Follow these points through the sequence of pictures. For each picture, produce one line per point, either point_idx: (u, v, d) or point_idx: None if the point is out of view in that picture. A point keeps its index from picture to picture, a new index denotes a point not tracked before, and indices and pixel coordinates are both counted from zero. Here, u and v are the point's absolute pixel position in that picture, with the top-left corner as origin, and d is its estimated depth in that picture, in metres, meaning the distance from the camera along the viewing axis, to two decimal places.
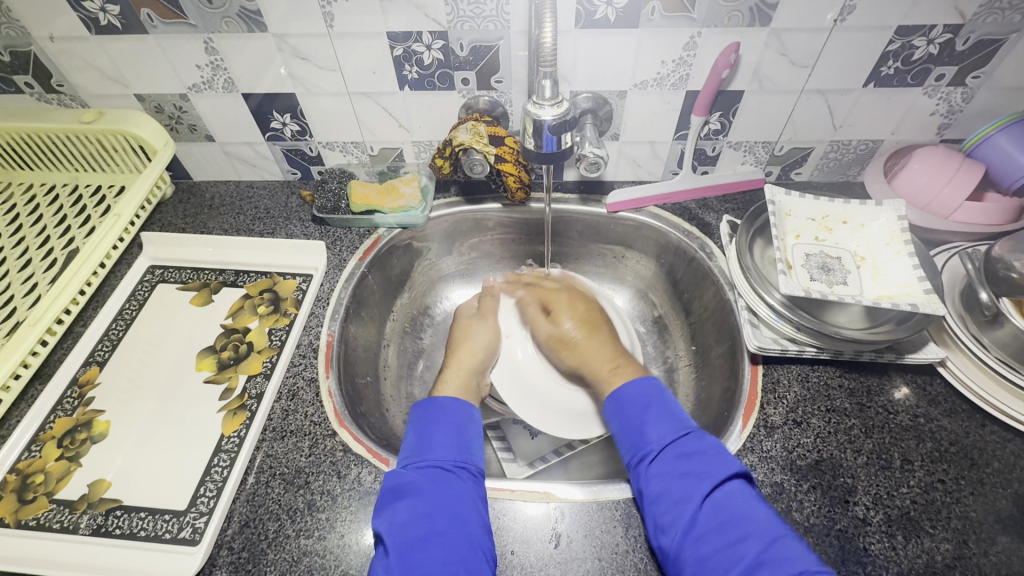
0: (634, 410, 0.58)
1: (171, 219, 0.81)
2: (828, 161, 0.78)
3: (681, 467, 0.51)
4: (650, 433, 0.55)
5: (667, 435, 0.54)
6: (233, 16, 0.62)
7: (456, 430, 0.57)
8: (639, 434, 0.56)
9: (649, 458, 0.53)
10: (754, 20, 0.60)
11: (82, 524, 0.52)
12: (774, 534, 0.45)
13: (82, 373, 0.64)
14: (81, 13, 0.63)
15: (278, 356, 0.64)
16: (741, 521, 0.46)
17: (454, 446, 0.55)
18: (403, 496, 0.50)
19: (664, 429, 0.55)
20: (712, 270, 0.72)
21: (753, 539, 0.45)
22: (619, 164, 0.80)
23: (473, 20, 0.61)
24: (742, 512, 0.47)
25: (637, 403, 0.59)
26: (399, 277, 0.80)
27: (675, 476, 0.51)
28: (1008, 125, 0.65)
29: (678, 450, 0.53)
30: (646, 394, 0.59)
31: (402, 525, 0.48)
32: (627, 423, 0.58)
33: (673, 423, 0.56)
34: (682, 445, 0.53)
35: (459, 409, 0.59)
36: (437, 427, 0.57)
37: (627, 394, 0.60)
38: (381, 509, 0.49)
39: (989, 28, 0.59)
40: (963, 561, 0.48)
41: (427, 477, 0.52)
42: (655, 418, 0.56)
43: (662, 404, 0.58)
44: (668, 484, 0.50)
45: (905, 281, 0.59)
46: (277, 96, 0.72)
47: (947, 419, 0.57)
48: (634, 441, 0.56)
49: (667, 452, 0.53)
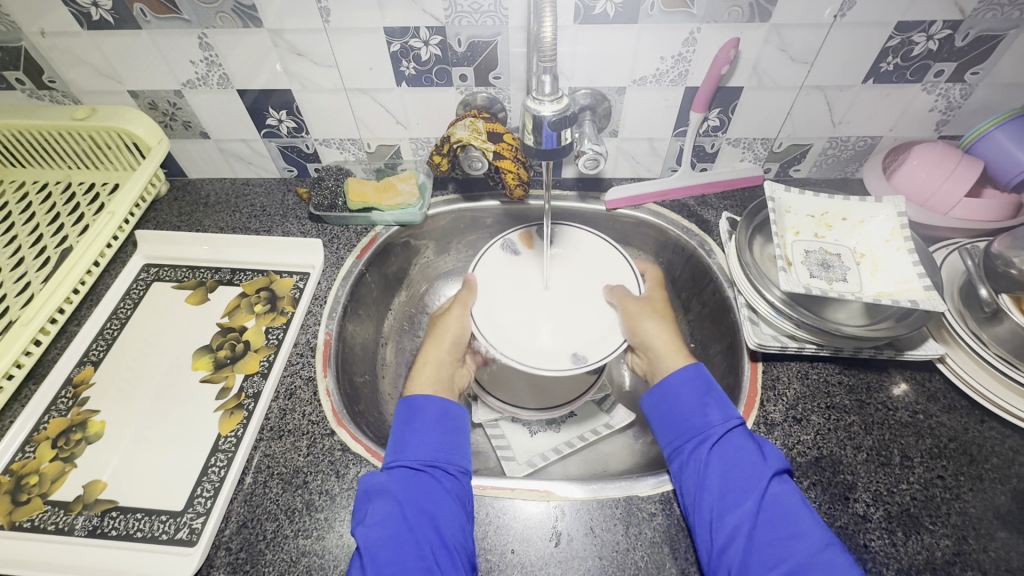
0: (693, 392, 0.56)
1: (166, 217, 0.80)
2: (827, 158, 0.78)
3: (741, 455, 0.50)
4: (709, 416, 0.53)
5: (729, 419, 0.53)
6: (227, 11, 0.62)
7: (429, 428, 0.55)
8: (699, 416, 0.54)
9: (710, 440, 0.52)
10: (753, 16, 0.60)
11: (77, 526, 0.52)
12: (828, 538, 0.45)
13: (76, 373, 0.63)
14: (72, 8, 0.62)
15: (275, 355, 0.64)
16: (795, 521, 0.46)
17: (425, 445, 0.53)
18: (375, 496, 0.49)
19: (724, 414, 0.53)
20: (711, 267, 0.72)
21: (807, 540, 0.45)
22: (617, 161, 0.79)
23: (471, 15, 0.61)
24: (796, 510, 0.47)
25: (698, 385, 0.56)
26: (397, 275, 0.80)
27: (734, 463, 0.50)
28: (1006, 122, 0.65)
29: (738, 438, 0.51)
30: (704, 378, 0.57)
31: (374, 525, 0.47)
32: (685, 403, 0.55)
33: (729, 408, 0.54)
34: (743, 433, 0.52)
35: (430, 404, 0.57)
36: (410, 426, 0.55)
37: (683, 377, 0.57)
38: (358, 509, 0.49)
39: (988, 25, 0.59)
40: (963, 557, 0.48)
41: (397, 478, 0.51)
42: (712, 403, 0.55)
43: (716, 390, 0.56)
44: (727, 472, 0.49)
45: (905, 277, 0.59)
46: (273, 92, 0.71)
47: (946, 415, 0.57)
48: (689, 423, 0.54)
49: (728, 437, 0.52)
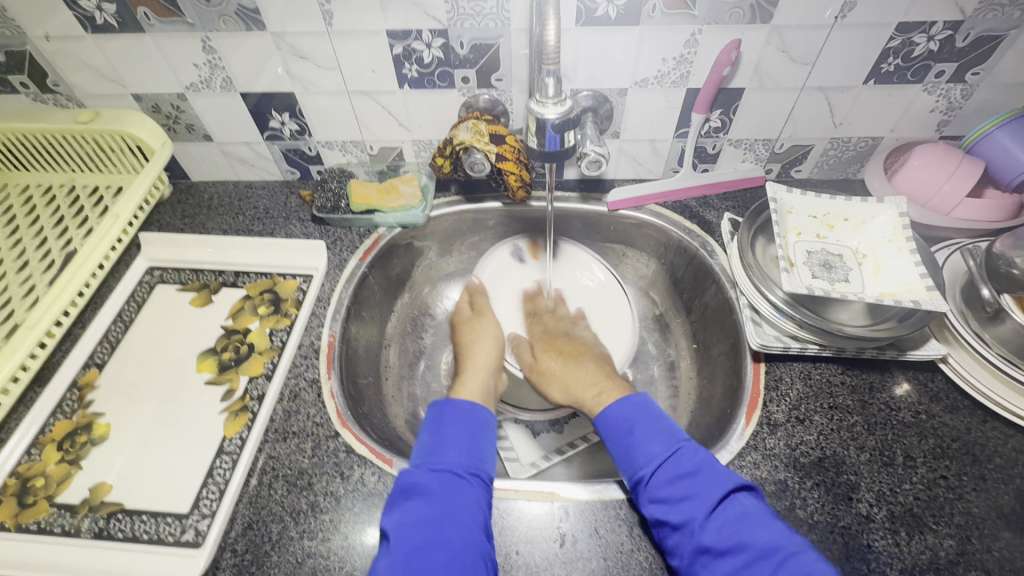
0: (619, 433, 0.56)
1: (170, 220, 0.81)
2: (828, 159, 0.78)
3: (676, 491, 0.49)
4: (638, 457, 0.53)
5: (657, 455, 0.53)
6: (230, 14, 0.62)
7: (470, 434, 0.56)
8: (627, 458, 0.54)
9: (643, 482, 0.52)
10: (754, 17, 0.60)
11: (83, 527, 0.52)
12: (784, 551, 0.44)
13: (82, 375, 0.63)
14: (76, 12, 0.62)
15: (279, 357, 0.64)
16: (746, 540, 0.45)
17: (464, 452, 0.54)
18: (413, 496, 0.50)
19: (652, 451, 0.53)
20: (713, 268, 0.72)
21: (762, 561, 0.44)
22: (619, 162, 0.80)
23: (474, 18, 0.61)
24: (747, 530, 0.46)
25: (622, 424, 0.57)
26: (400, 277, 0.80)
27: (672, 501, 0.49)
28: (1008, 122, 0.65)
29: (671, 472, 0.51)
30: (628, 413, 0.57)
31: (409, 526, 0.47)
32: (615, 445, 0.56)
33: (662, 441, 0.54)
34: (675, 465, 0.51)
35: (474, 412, 0.58)
36: (451, 430, 0.56)
37: (612, 418, 0.57)
38: (391, 507, 0.49)
39: (988, 25, 0.59)
40: (966, 557, 0.48)
41: (438, 481, 0.51)
42: (643, 439, 0.54)
43: (648, 423, 0.56)
44: (666, 511, 0.49)
45: (907, 277, 0.59)
46: (275, 95, 0.71)
47: (949, 415, 0.57)
48: (625, 464, 0.54)
49: (659, 474, 0.51)
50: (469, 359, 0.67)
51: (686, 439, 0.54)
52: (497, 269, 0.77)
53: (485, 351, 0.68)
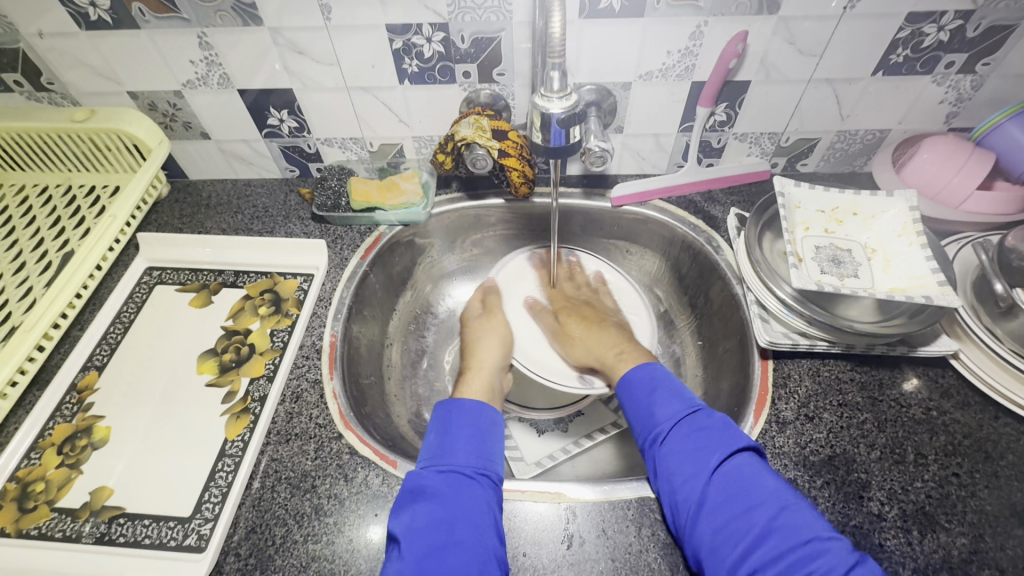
0: (642, 392, 0.57)
1: (168, 219, 0.80)
2: (835, 152, 0.77)
3: (690, 442, 0.51)
4: (658, 413, 0.55)
5: (676, 412, 0.54)
6: (227, 9, 0.61)
7: (477, 435, 0.55)
8: (648, 416, 0.55)
9: (660, 436, 0.53)
10: (761, 8, 0.59)
11: (84, 532, 0.51)
12: (783, 503, 0.45)
13: (81, 378, 0.63)
14: (70, 9, 0.61)
15: (281, 358, 0.63)
16: (750, 492, 0.46)
17: (471, 452, 0.53)
18: (422, 498, 0.49)
19: (671, 409, 0.54)
20: (719, 264, 0.71)
21: (760, 510, 0.45)
22: (623, 158, 0.79)
23: (475, 11, 0.60)
24: (750, 482, 0.47)
25: (644, 383, 0.58)
26: (401, 275, 0.79)
27: (684, 452, 0.50)
28: (1018, 113, 0.64)
29: (687, 427, 0.52)
30: (652, 373, 0.59)
31: (419, 530, 0.46)
32: (637, 404, 0.57)
33: (681, 400, 0.55)
34: (692, 421, 0.52)
35: (481, 413, 0.58)
36: (458, 431, 0.55)
37: (635, 378, 0.59)
38: (399, 510, 0.48)
39: (1000, 14, 0.58)
40: (980, 555, 0.47)
41: (447, 483, 0.50)
42: (663, 398, 0.56)
43: (669, 384, 0.57)
44: (679, 461, 0.50)
45: (918, 273, 0.58)
46: (273, 91, 0.70)
47: (960, 412, 0.56)
48: (644, 421, 0.55)
49: (677, 429, 0.52)
50: (474, 359, 0.67)
51: (704, 403, 0.55)
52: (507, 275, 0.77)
53: (490, 349, 0.67)
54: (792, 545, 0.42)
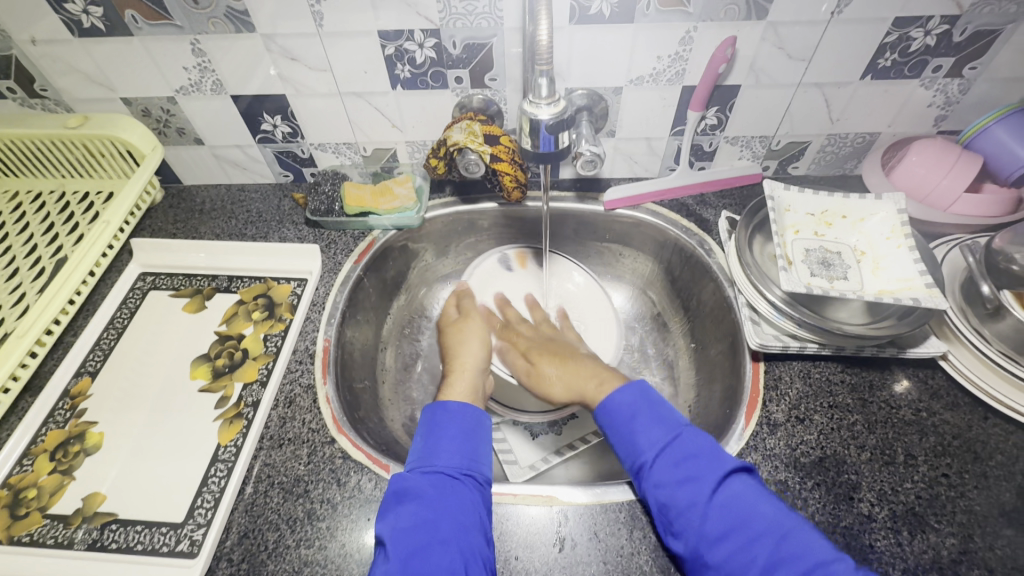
0: (622, 421, 0.55)
1: (162, 225, 0.80)
2: (825, 155, 0.77)
3: (680, 472, 0.49)
4: (641, 442, 0.53)
5: (660, 440, 0.52)
6: (219, 16, 0.61)
7: (463, 434, 0.55)
8: (631, 445, 0.53)
9: (647, 466, 0.51)
10: (750, 13, 0.60)
11: (77, 539, 0.51)
12: (783, 530, 0.44)
13: (74, 384, 0.63)
14: (63, 16, 0.61)
15: (274, 363, 0.63)
16: (747, 520, 0.45)
17: (455, 452, 0.53)
18: (406, 499, 0.49)
19: (654, 437, 0.52)
20: (711, 267, 0.72)
21: (764, 540, 0.44)
22: (615, 162, 0.79)
23: (466, 17, 0.60)
24: (747, 509, 0.46)
25: (623, 412, 0.56)
26: (395, 279, 0.79)
27: (675, 483, 0.49)
28: (1006, 116, 0.65)
29: (673, 456, 0.50)
30: (628, 400, 0.56)
31: (404, 531, 0.46)
32: (616, 432, 0.55)
33: (663, 425, 0.53)
34: (678, 448, 0.51)
35: (467, 413, 0.57)
36: (443, 432, 0.55)
37: (615, 405, 0.57)
38: (384, 512, 0.48)
39: (985, 19, 0.59)
40: (969, 555, 0.48)
41: (432, 484, 0.50)
42: (644, 426, 0.54)
43: (649, 408, 0.55)
44: (671, 493, 0.48)
45: (906, 275, 0.58)
46: (267, 97, 0.71)
47: (949, 412, 0.57)
48: (627, 450, 0.53)
49: (662, 458, 0.51)
50: (457, 362, 0.65)
51: (688, 423, 0.54)
52: (484, 275, 0.77)
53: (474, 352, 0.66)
54: (799, 574, 0.42)
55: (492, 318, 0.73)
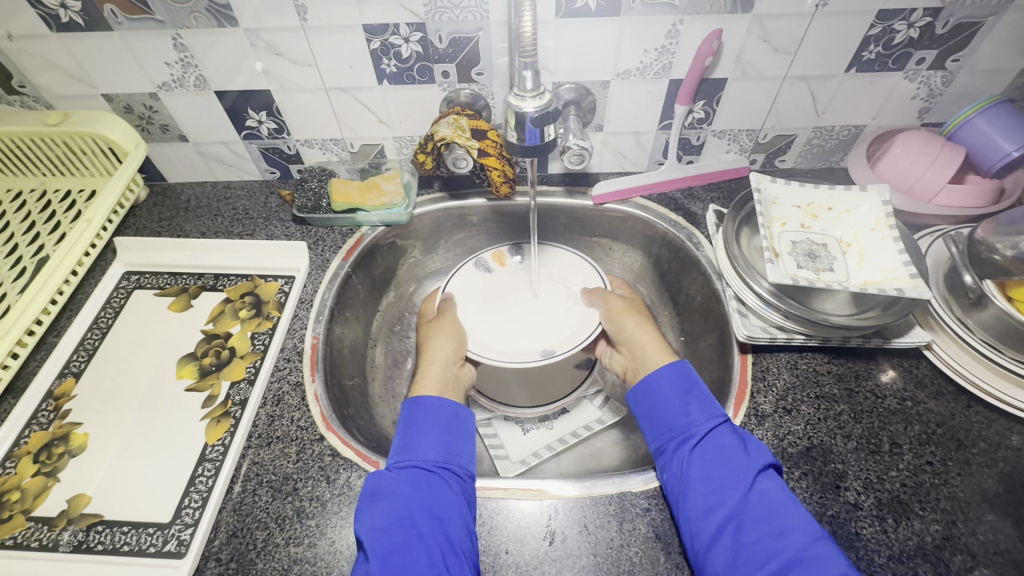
0: (675, 391, 0.55)
1: (146, 223, 0.79)
2: (812, 148, 0.78)
3: (724, 454, 0.49)
4: (694, 416, 0.53)
5: (711, 417, 0.52)
6: (201, 11, 0.60)
7: (441, 429, 0.55)
8: (680, 416, 0.53)
9: (693, 440, 0.51)
10: (735, 6, 0.60)
11: (62, 541, 0.50)
12: (814, 533, 0.44)
13: (57, 385, 0.62)
14: (40, 10, 0.60)
15: (261, 361, 0.63)
16: (782, 515, 0.45)
17: (434, 448, 0.53)
18: (381, 499, 0.48)
19: (705, 412, 0.53)
20: (699, 260, 0.72)
21: (795, 536, 0.44)
22: (604, 156, 0.79)
23: (452, 11, 0.60)
24: (782, 505, 0.46)
25: (679, 383, 0.56)
26: (384, 276, 0.79)
27: (718, 462, 0.49)
28: (989, 107, 0.65)
29: (719, 437, 0.51)
30: (687, 375, 0.57)
31: (382, 529, 0.46)
32: (666, 404, 0.55)
33: (713, 405, 0.54)
34: (726, 431, 0.51)
35: (441, 407, 0.57)
36: (419, 428, 0.55)
37: (661, 379, 0.57)
38: (362, 511, 0.48)
39: (967, 12, 0.59)
40: (952, 541, 0.48)
41: (407, 480, 0.50)
42: (698, 403, 0.54)
43: (700, 388, 0.56)
44: (711, 470, 0.49)
45: (891, 265, 0.59)
46: (253, 93, 0.70)
47: (934, 401, 0.57)
48: (672, 423, 0.54)
49: (712, 436, 0.51)
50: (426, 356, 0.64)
51: None
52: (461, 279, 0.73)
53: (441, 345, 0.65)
54: None
55: (470, 312, 0.70)
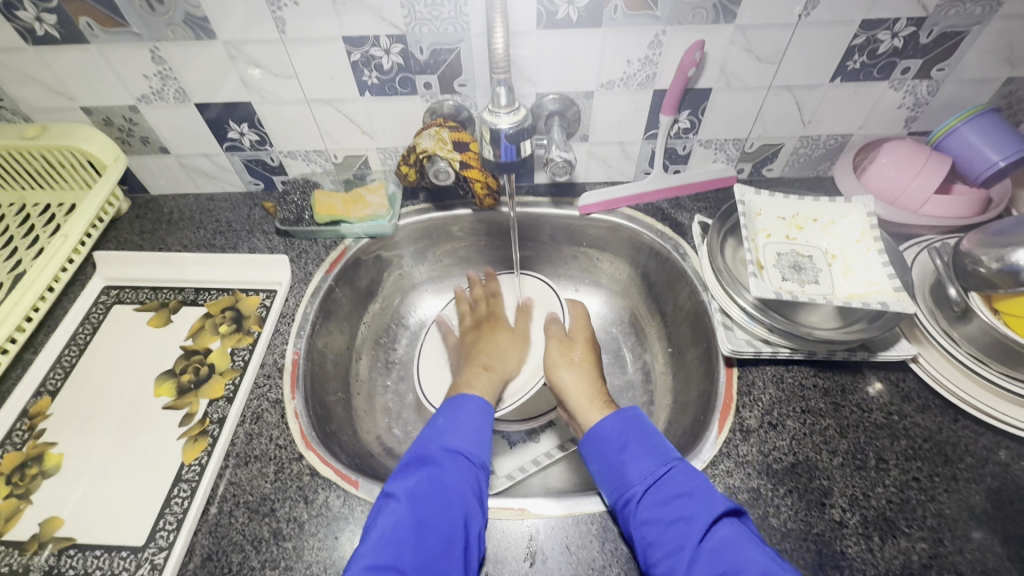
0: (612, 450, 0.54)
1: (128, 236, 0.78)
2: (799, 157, 0.77)
3: (669, 512, 0.47)
4: (631, 473, 0.51)
5: (650, 473, 0.51)
6: (178, 23, 0.60)
7: (483, 422, 0.56)
8: (619, 476, 0.52)
9: (634, 500, 0.49)
10: (718, 17, 0.59)
11: (33, 565, 0.49)
12: None
13: (33, 404, 0.61)
14: (16, 24, 0.60)
15: (241, 378, 0.62)
16: (737, 568, 0.42)
17: (474, 437, 0.55)
18: (426, 467, 0.51)
19: (643, 469, 0.51)
20: (685, 270, 0.71)
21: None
22: (590, 166, 0.78)
23: (432, 22, 0.59)
24: (736, 557, 0.43)
25: (614, 440, 0.55)
26: (368, 288, 0.78)
27: (664, 522, 0.47)
28: (972, 118, 0.64)
29: (659, 494, 0.49)
30: (620, 428, 0.55)
31: (419, 493, 0.48)
32: (606, 464, 0.54)
33: (653, 458, 0.52)
34: (665, 485, 0.49)
35: (485, 416, 0.57)
36: (466, 414, 0.56)
37: (604, 435, 0.55)
38: (402, 474, 0.50)
39: (951, 21, 0.59)
40: (939, 560, 0.48)
41: (453, 460, 0.52)
42: (633, 457, 0.52)
43: (640, 438, 0.54)
44: (659, 532, 0.46)
45: (875, 278, 0.58)
46: (234, 105, 0.69)
47: (920, 415, 0.57)
48: (616, 483, 0.52)
49: (651, 493, 0.49)
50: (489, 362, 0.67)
51: (680, 458, 0.52)
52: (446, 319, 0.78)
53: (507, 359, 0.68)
54: None
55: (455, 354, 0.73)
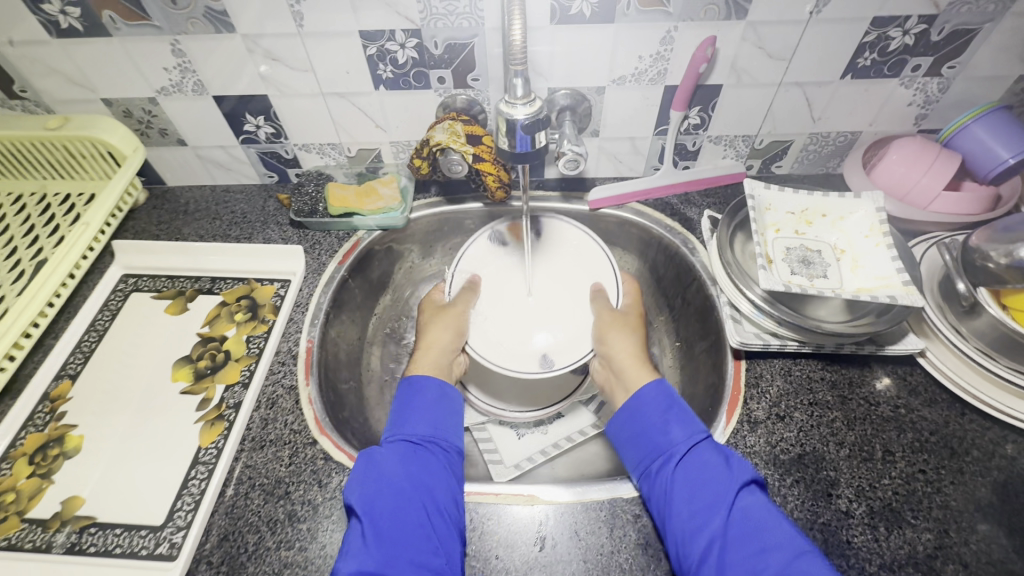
0: (656, 410, 0.55)
1: (145, 226, 0.79)
2: (808, 154, 0.78)
3: (708, 471, 0.49)
4: (675, 433, 0.52)
5: (693, 434, 0.52)
6: (198, 17, 0.61)
7: (432, 407, 0.58)
8: (661, 434, 0.53)
9: (676, 457, 0.51)
10: (730, 13, 0.60)
11: (55, 543, 0.51)
12: (799, 550, 0.43)
13: (54, 387, 0.62)
14: (41, 17, 0.61)
15: (256, 364, 0.63)
16: (762, 531, 0.44)
17: (428, 425, 0.56)
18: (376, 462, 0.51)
19: (688, 430, 0.52)
20: (694, 265, 0.72)
21: (776, 553, 0.43)
22: (600, 161, 0.79)
23: (447, 17, 0.60)
24: (763, 522, 0.45)
25: (659, 401, 0.56)
26: (380, 279, 0.79)
27: (701, 480, 0.48)
28: (983, 115, 0.65)
29: (699, 455, 0.50)
30: (667, 393, 0.56)
31: (374, 491, 0.49)
32: (646, 423, 0.55)
33: (696, 421, 0.53)
34: (706, 447, 0.51)
35: (443, 394, 0.60)
36: (414, 404, 0.58)
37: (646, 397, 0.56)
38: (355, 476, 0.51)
39: (963, 18, 0.59)
40: (944, 550, 0.48)
41: (398, 452, 0.53)
42: (678, 419, 0.54)
43: (683, 404, 0.55)
44: (695, 489, 0.48)
45: (884, 273, 0.59)
46: (251, 98, 0.70)
47: (927, 409, 0.57)
48: (656, 440, 0.53)
49: (695, 453, 0.50)
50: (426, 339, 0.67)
51: None
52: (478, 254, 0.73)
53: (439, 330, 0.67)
54: None
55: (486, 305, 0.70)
